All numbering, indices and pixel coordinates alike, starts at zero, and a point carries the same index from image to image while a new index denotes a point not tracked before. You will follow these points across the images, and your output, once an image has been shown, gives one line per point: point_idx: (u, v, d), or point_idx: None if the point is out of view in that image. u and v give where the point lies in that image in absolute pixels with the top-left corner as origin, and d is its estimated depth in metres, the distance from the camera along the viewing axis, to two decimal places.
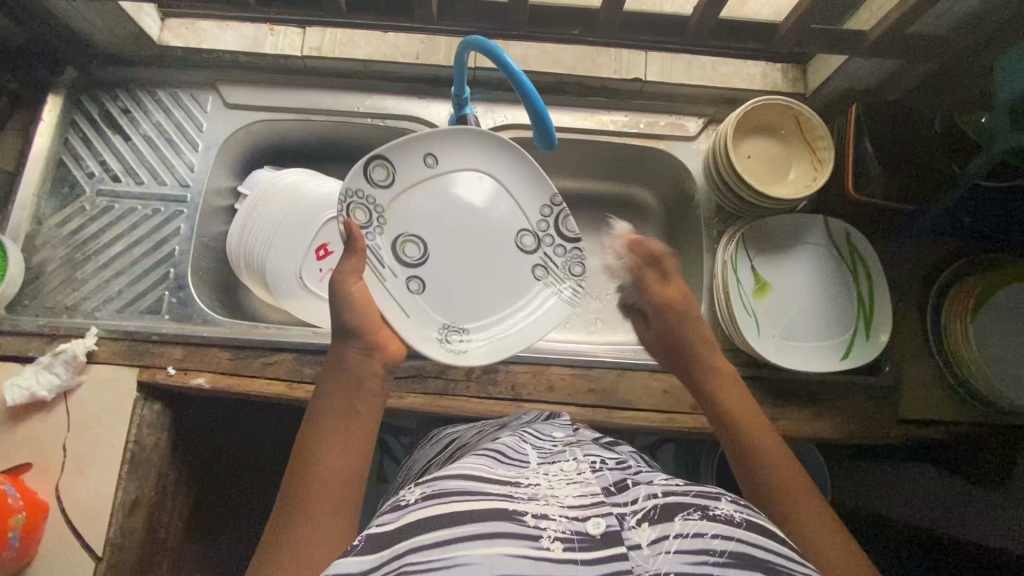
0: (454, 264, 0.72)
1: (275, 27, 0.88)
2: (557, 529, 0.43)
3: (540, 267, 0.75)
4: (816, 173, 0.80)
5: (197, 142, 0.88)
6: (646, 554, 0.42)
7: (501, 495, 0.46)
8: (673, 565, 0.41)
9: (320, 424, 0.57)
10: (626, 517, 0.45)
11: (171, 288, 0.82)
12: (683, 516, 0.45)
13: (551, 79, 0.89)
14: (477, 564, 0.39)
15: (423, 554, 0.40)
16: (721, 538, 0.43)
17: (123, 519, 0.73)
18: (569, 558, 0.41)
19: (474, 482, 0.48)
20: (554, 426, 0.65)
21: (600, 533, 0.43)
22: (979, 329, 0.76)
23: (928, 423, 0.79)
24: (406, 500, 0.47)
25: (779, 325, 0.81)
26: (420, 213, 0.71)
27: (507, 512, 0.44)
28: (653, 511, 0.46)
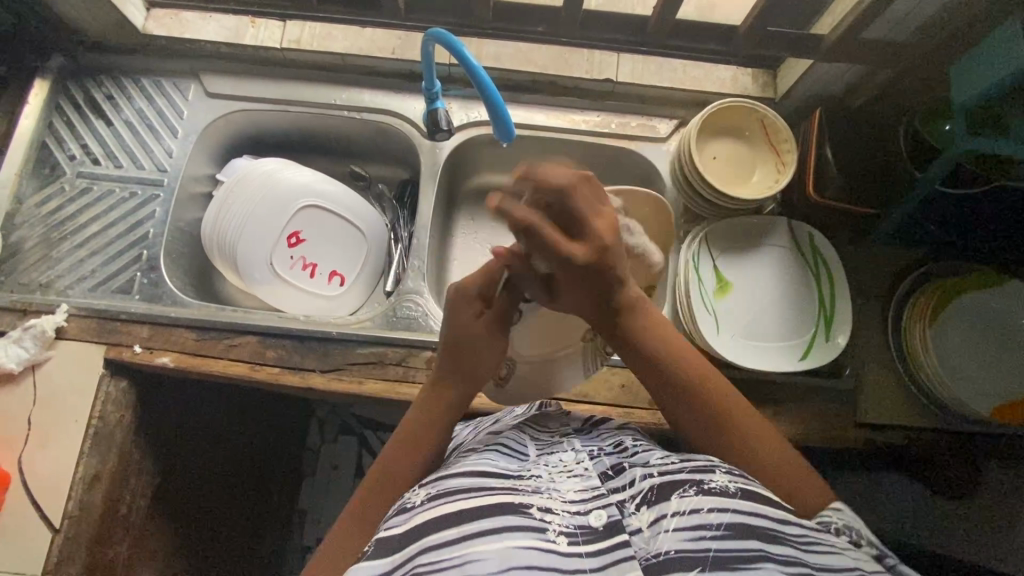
0: (552, 316, 0.66)
1: (256, 19, 0.90)
2: (561, 524, 0.46)
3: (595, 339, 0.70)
4: (778, 176, 0.81)
5: (177, 129, 0.90)
6: (647, 536, 0.45)
7: (505, 488, 0.49)
8: (673, 543, 0.44)
9: (415, 435, 0.57)
10: (626, 504, 0.48)
11: (142, 269, 0.84)
12: (680, 494, 0.47)
13: (525, 77, 0.90)
14: (487, 560, 0.42)
15: (435, 553, 0.43)
16: (717, 512, 0.45)
17: (83, 493, 0.74)
18: (574, 552, 0.44)
19: (478, 477, 0.50)
20: (551, 417, 0.67)
21: (602, 525, 0.46)
22: (937, 335, 0.76)
23: (887, 427, 0.79)
24: (413, 502, 0.49)
25: (741, 326, 0.81)
26: None
27: (512, 505, 0.46)
28: (650, 493, 0.48)
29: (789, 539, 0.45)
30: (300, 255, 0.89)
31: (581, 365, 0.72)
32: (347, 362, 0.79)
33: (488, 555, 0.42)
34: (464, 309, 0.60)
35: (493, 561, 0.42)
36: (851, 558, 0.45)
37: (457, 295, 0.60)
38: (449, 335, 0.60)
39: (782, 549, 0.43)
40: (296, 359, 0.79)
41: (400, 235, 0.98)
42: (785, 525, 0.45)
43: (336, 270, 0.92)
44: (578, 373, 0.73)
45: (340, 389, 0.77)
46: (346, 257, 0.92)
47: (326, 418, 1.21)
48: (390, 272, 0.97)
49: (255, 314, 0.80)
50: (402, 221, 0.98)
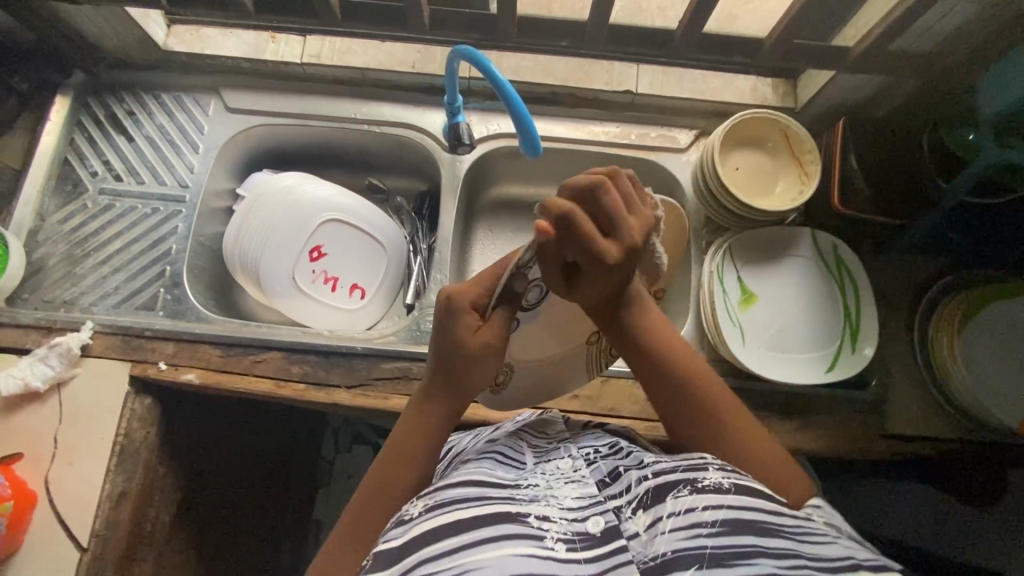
0: (555, 318, 0.59)
1: (276, 35, 0.91)
2: (559, 531, 0.45)
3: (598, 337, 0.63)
4: (803, 186, 0.80)
5: (197, 145, 0.90)
6: (643, 540, 0.45)
7: (501, 497, 0.47)
8: (670, 544, 0.43)
9: (394, 452, 0.55)
10: (622, 509, 0.48)
11: (166, 286, 0.84)
12: (674, 494, 0.47)
13: (544, 90, 0.91)
14: (487, 568, 0.41)
15: (434, 564, 0.42)
16: (712, 509, 0.45)
17: (109, 511, 0.74)
18: (573, 558, 0.43)
19: (475, 485, 0.48)
20: (551, 424, 0.65)
21: (600, 531, 0.45)
22: (966, 345, 0.76)
23: (916, 439, 0.78)
24: (411, 514, 0.47)
25: (767, 338, 0.80)
26: (570, 260, 0.52)
27: (510, 515, 0.45)
28: (646, 496, 0.48)
29: (783, 532, 0.44)
30: (322, 269, 0.89)
31: (584, 365, 0.66)
32: (372, 378, 0.79)
33: (488, 563, 0.42)
34: (458, 322, 0.53)
35: (491, 569, 0.41)
36: (842, 546, 0.45)
37: (450, 303, 0.53)
38: (441, 346, 0.54)
39: (778, 542, 0.43)
40: (321, 374, 0.79)
41: (419, 247, 0.97)
42: (780, 518, 0.45)
43: (357, 283, 0.92)
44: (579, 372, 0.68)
45: (366, 405, 0.77)
46: (367, 271, 0.92)
47: (341, 429, 1.21)
48: (409, 283, 0.97)
49: (279, 330, 0.81)
50: (420, 233, 0.98)
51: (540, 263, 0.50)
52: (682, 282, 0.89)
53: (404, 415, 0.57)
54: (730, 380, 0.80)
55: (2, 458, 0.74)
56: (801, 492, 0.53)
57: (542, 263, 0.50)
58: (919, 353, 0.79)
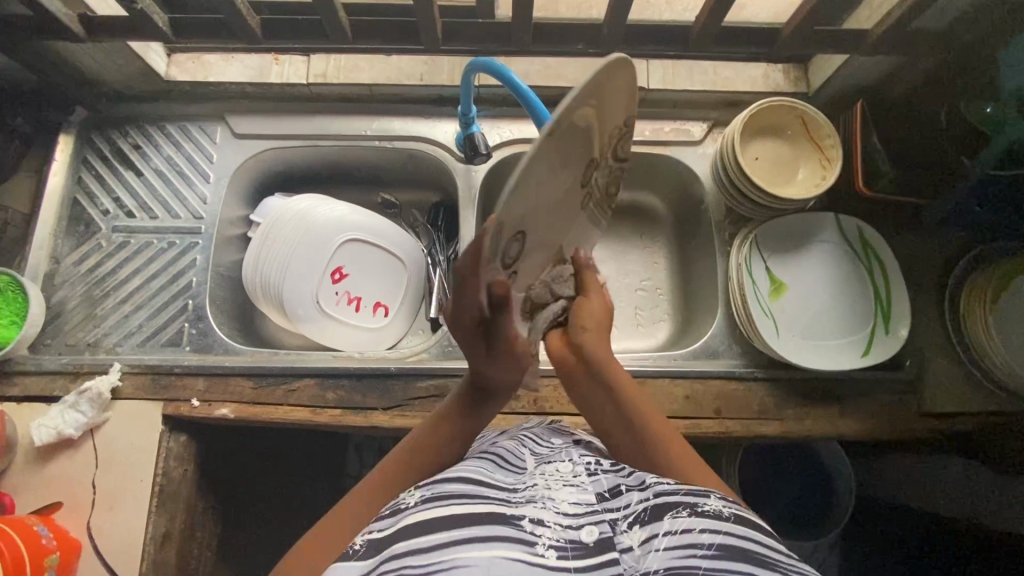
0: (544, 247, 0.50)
1: (279, 56, 0.89)
2: (552, 537, 0.45)
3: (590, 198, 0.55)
4: (825, 172, 0.80)
5: (208, 174, 0.89)
6: (637, 554, 0.45)
7: (498, 499, 0.48)
8: (662, 562, 0.43)
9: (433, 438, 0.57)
10: (618, 522, 0.47)
11: (190, 320, 0.83)
12: (672, 514, 0.46)
13: (556, 92, 0.89)
14: (478, 566, 0.41)
15: (422, 556, 0.42)
16: (709, 532, 0.44)
17: (156, 552, 0.74)
18: (563, 566, 0.43)
19: (473, 485, 0.49)
20: (552, 432, 0.65)
21: (593, 541, 0.45)
22: (999, 319, 0.76)
23: (952, 415, 0.79)
24: (407, 503, 0.48)
25: (799, 326, 0.80)
26: (533, 195, 0.41)
27: (503, 518, 0.46)
28: (644, 513, 0.47)
29: (779, 566, 0.42)
30: (344, 290, 0.88)
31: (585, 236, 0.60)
32: (409, 397, 0.78)
33: (475, 561, 0.42)
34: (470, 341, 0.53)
35: (479, 568, 0.41)
36: None
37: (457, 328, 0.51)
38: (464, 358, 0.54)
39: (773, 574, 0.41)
40: (357, 398, 0.78)
41: (437, 259, 0.97)
42: (772, 551, 0.43)
43: (380, 301, 0.91)
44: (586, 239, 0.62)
45: (404, 425, 0.76)
46: (389, 288, 0.92)
47: None
48: (431, 295, 0.97)
49: (311, 356, 0.80)
50: (437, 245, 0.97)
51: (508, 232, 0.41)
52: (708, 274, 0.88)
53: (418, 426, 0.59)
54: (766, 370, 0.80)
55: (42, 509, 0.73)
56: None
57: (510, 227, 0.41)
58: (954, 331, 0.79)
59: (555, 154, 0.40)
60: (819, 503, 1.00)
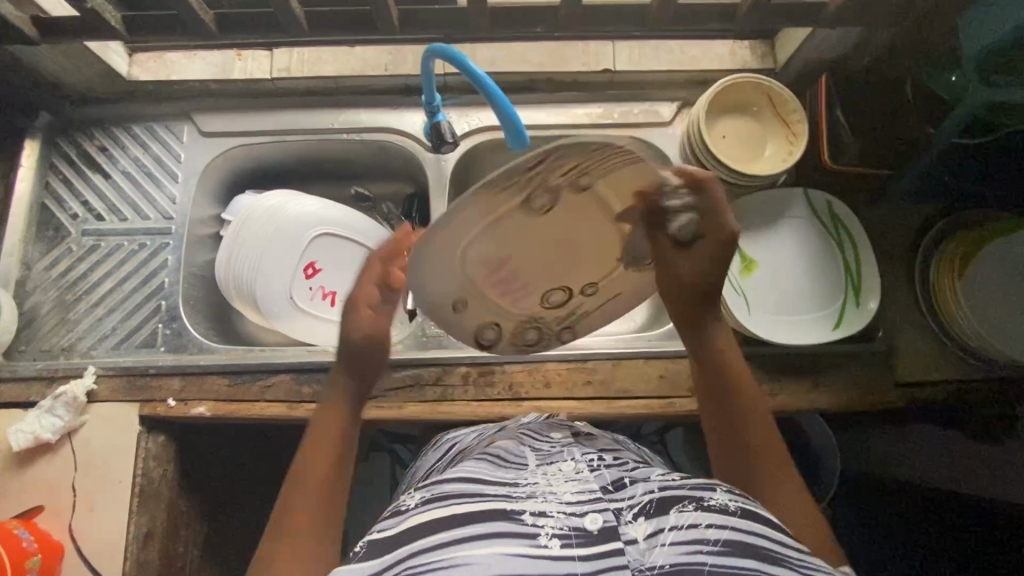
0: (599, 250, 0.58)
1: (242, 52, 0.88)
2: (556, 527, 0.45)
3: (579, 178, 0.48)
4: (791, 147, 0.80)
5: (177, 174, 0.88)
6: (641, 548, 0.44)
7: (499, 495, 0.48)
8: (668, 557, 0.43)
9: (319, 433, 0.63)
10: (623, 511, 0.47)
11: (164, 320, 0.83)
12: (678, 508, 0.47)
13: (522, 78, 0.89)
14: (479, 564, 0.42)
15: (426, 555, 0.43)
16: (715, 528, 0.45)
17: (138, 552, 0.74)
18: (566, 555, 0.43)
19: (476, 484, 0.50)
20: (553, 427, 0.65)
21: (597, 529, 0.45)
22: (967, 286, 0.77)
23: (925, 384, 0.79)
24: (407, 505, 0.50)
25: (771, 303, 0.80)
26: (496, 287, 0.56)
27: (506, 513, 0.46)
28: (648, 505, 0.48)
29: (786, 563, 0.45)
30: (319, 285, 0.88)
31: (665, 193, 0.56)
32: (384, 389, 0.78)
33: (476, 560, 0.42)
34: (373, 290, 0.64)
35: (481, 567, 0.42)
36: None
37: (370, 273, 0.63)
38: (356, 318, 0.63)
39: (781, 570, 0.44)
40: None
41: None
42: (784, 547, 0.46)
43: None
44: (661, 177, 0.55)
45: (379, 416, 0.76)
46: None
47: None
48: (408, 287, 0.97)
49: (286, 352, 0.80)
50: None
51: (501, 314, 0.59)
52: None
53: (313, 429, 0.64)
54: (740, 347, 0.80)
55: (23, 513, 0.74)
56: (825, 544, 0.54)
57: (495, 314, 0.59)
58: (924, 302, 0.80)
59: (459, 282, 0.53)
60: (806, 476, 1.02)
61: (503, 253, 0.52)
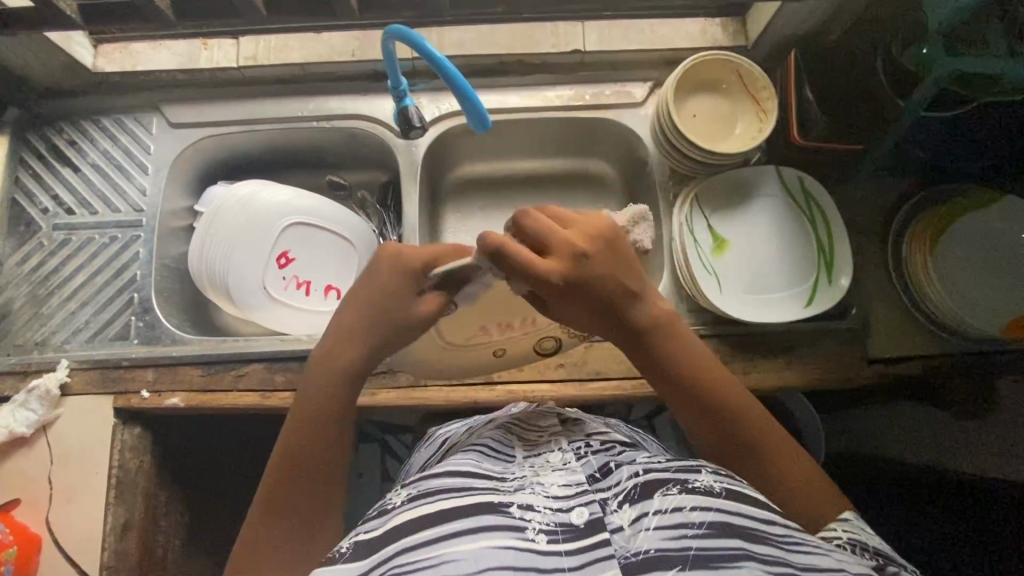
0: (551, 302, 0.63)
1: (209, 41, 0.88)
2: (542, 521, 0.45)
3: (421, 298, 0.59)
4: (762, 124, 0.79)
5: (146, 166, 0.88)
6: (626, 534, 0.45)
7: (485, 488, 0.48)
8: (653, 542, 0.43)
9: (303, 429, 0.56)
10: (608, 501, 0.48)
11: (136, 313, 0.83)
12: (663, 492, 0.47)
13: (492, 61, 0.88)
14: (464, 559, 0.42)
15: (411, 554, 0.43)
16: (699, 511, 0.45)
17: (116, 542, 0.74)
18: (553, 550, 0.43)
19: (461, 478, 0.49)
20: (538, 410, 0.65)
21: (584, 522, 0.45)
22: (938, 260, 0.77)
23: (898, 359, 0.79)
24: (394, 503, 0.48)
25: (743, 281, 0.80)
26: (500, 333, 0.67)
27: (492, 506, 0.46)
28: (633, 491, 0.48)
29: (770, 540, 0.44)
30: (292, 275, 0.88)
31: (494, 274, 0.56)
32: None
33: (462, 555, 0.42)
34: (389, 286, 0.58)
35: (467, 562, 0.42)
36: (838, 558, 0.44)
37: (390, 264, 0.59)
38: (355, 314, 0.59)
39: (767, 548, 0.44)
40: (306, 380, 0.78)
41: (389, 239, 0.97)
42: (770, 525, 0.45)
43: (332, 284, 0.91)
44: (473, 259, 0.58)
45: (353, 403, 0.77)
46: (340, 271, 0.91)
47: None
48: None
49: (258, 341, 0.80)
50: (388, 225, 0.97)
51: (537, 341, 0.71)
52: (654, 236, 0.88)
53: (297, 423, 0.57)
54: (712, 327, 0.80)
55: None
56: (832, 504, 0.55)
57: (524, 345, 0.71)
58: (895, 278, 0.80)
59: (453, 348, 0.68)
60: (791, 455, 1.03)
61: (478, 330, 0.66)
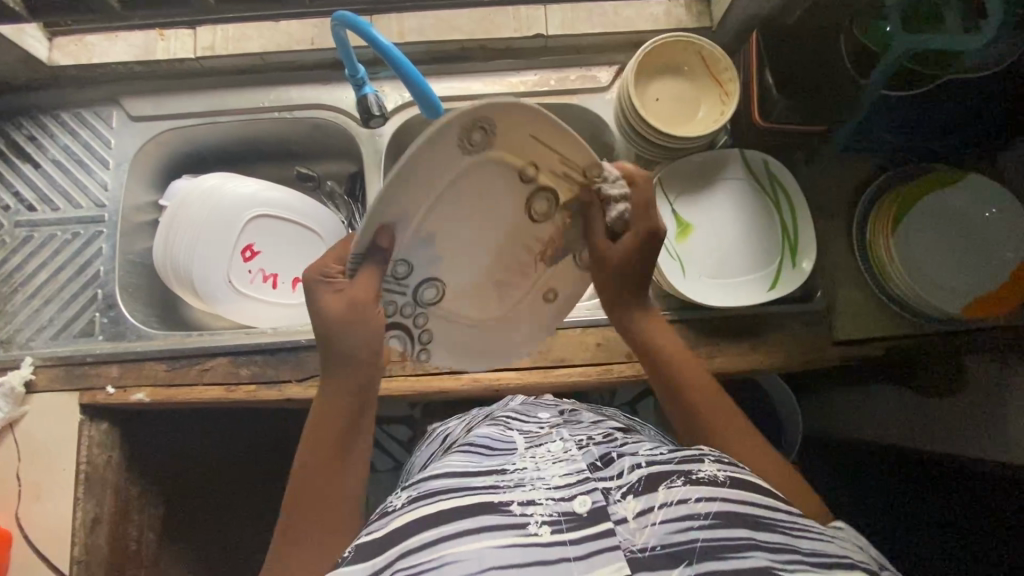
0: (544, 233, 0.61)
1: (165, 31, 0.86)
2: (545, 514, 0.45)
3: (404, 263, 0.56)
4: (724, 107, 0.78)
5: (108, 160, 0.87)
6: (632, 527, 0.45)
7: (486, 487, 0.48)
8: (660, 537, 0.44)
9: (318, 444, 0.59)
10: (612, 491, 0.47)
11: (101, 309, 0.83)
12: (667, 484, 0.47)
13: (455, 47, 0.87)
14: (467, 560, 0.42)
15: (414, 555, 0.43)
16: (705, 501, 0.45)
17: (86, 537, 0.75)
18: (558, 540, 0.43)
19: (462, 478, 0.50)
20: (541, 410, 0.68)
21: (587, 511, 0.45)
22: (901, 242, 0.77)
23: (863, 341, 0.79)
24: (394, 505, 0.48)
25: (707, 266, 0.80)
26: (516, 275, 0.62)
27: (491, 504, 0.46)
28: (638, 484, 0.47)
29: (778, 527, 0.45)
30: (258, 268, 0.88)
31: (485, 171, 0.53)
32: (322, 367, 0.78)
33: (467, 555, 0.42)
34: (321, 295, 0.57)
35: (471, 562, 0.42)
36: (838, 545, 0.47)
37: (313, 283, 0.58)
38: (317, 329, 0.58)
39: (773, 535, 0.44)
40: (270, 372, 0.78)
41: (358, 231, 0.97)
42: (774, 512, 0.46)
43: (300, 276, 0.91)
44: (447, 155, 0.50)
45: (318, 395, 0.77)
46: (308, 263, 0.91)
47: None
48: None
49: (222, 335, 0.80)
50: (357, 217, 0.97)
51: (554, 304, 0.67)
52: None
53: (312, 441, 0.59)
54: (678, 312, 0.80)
55: None
56: (814, 504, 0.57)
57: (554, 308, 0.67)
58: (859, 259, 0.79)
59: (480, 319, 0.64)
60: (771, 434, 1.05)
61: (502, 278, 0.62)
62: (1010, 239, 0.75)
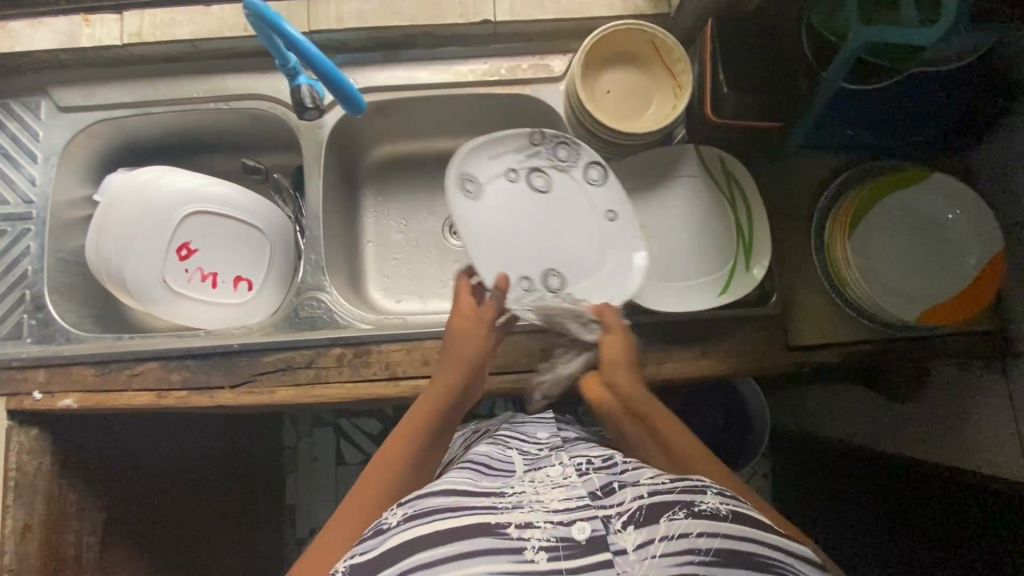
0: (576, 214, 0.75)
1: (90, 17, 0.82)
2: (542, 538, 0.43)
3: (529, 279, 0.72)
4: (676, 100, 0.74)
5: (35, 153, 0.83)
6: (631, 559, 0.42)
7: (484, 506, 0.46)
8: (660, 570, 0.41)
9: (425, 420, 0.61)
10: (611, 520, 0.45)
11: (29, 310, 0.80)
12: (669, 516, 0.44)
13: (399, 34, 0.83)
14: None
15: None
16: (706, 537, 0.43)
17: (16, 545, 0.73)
18: (554, 569, 0.42)
19: (459, 498, 0.47)
20: (538, 427, 0.65)
21: (585, 538, 0.43)
22: (858, 244, 0.73)
23: (816, 348, 0.75)
24: (389, 522, 0.46)
25: (656, 267, 0.77)
26: (610, 237, 0.75)
27: (487, 526, 0.44)
28: (638, 513, 0.45)
29: (778, 568, 0.43)
30: (195, 267, 0.84)
31: (504, 190, 0.74)
32: (257, 372, 0.75)
33: None
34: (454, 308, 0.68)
35: None
36: None
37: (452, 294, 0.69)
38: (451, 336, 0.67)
39: None
40: (202, 378, 0.76)
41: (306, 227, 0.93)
42: (774, 550, 0.44)
43: (241, 274, 0.87)
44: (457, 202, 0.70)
45: (249, 402, 0.74)
46: (251, 261, 0.88)
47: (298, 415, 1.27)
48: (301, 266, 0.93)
49: (154, 339, 0.77)
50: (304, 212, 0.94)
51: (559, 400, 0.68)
52: None
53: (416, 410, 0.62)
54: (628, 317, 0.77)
55: None
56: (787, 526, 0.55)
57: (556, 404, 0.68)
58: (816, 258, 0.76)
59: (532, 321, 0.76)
60: (734, 434, 1.03)
61: (600, 247, 0.75)
62: (973, 243, 0.71)
